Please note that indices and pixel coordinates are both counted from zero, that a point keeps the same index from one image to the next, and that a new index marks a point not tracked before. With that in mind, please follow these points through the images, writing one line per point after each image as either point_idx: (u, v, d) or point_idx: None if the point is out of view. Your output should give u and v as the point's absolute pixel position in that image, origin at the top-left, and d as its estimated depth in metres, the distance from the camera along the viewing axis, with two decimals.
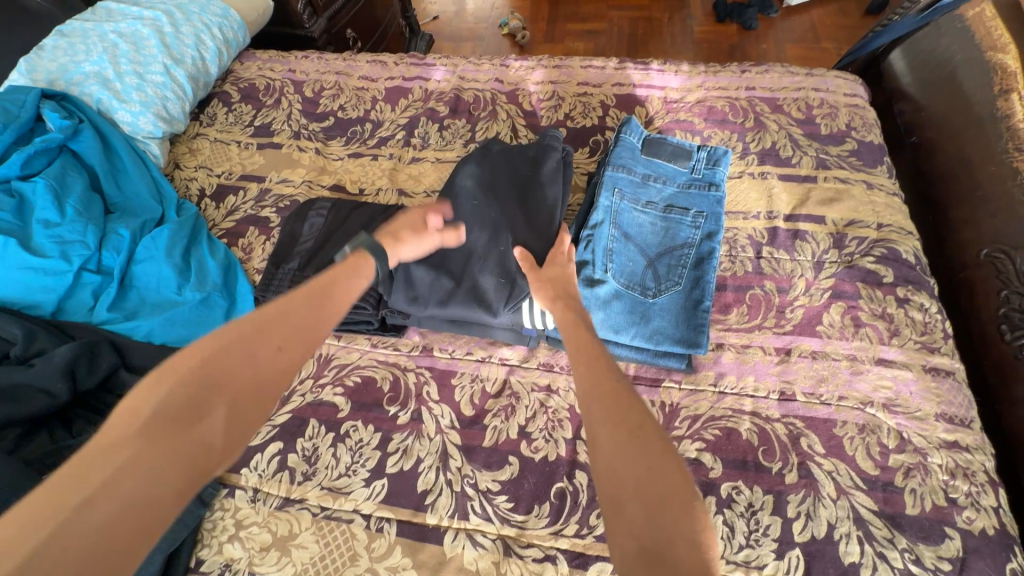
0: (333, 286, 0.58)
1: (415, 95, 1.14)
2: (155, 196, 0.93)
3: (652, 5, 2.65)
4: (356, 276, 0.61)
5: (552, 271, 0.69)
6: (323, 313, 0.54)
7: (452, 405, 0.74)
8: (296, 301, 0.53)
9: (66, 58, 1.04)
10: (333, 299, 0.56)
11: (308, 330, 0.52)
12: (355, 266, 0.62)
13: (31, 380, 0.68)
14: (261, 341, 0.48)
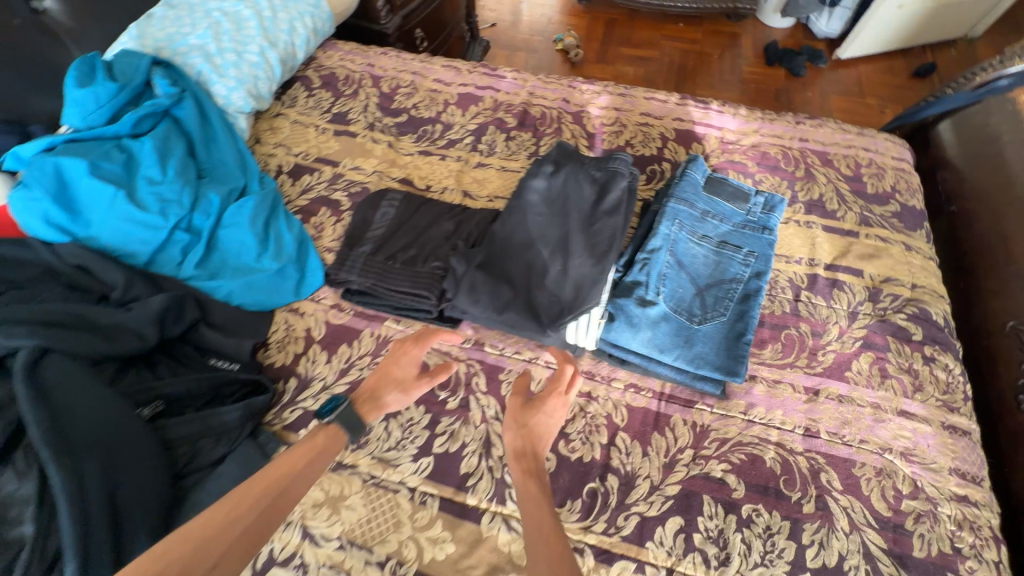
0: (295, 474, 0.60)
1: (486, 103, 1.21)
2: (241, 168, 1.00)
3: (704, 40, 2.73)
4: (323, 455, 0.64)
5: (533, 416, 0.69)
6: (272, 513, 0.56)
7: (498, 398, 0.80)
8: (248, 497, 0.56)
9: (173, 29, 1.12)
10: (285, 494, 0.58)
11: (250, 541, 0.54)
12: (319, 442, 0.64)
13: (131, 323, 0.74)
14: (198, 558, 0.50)
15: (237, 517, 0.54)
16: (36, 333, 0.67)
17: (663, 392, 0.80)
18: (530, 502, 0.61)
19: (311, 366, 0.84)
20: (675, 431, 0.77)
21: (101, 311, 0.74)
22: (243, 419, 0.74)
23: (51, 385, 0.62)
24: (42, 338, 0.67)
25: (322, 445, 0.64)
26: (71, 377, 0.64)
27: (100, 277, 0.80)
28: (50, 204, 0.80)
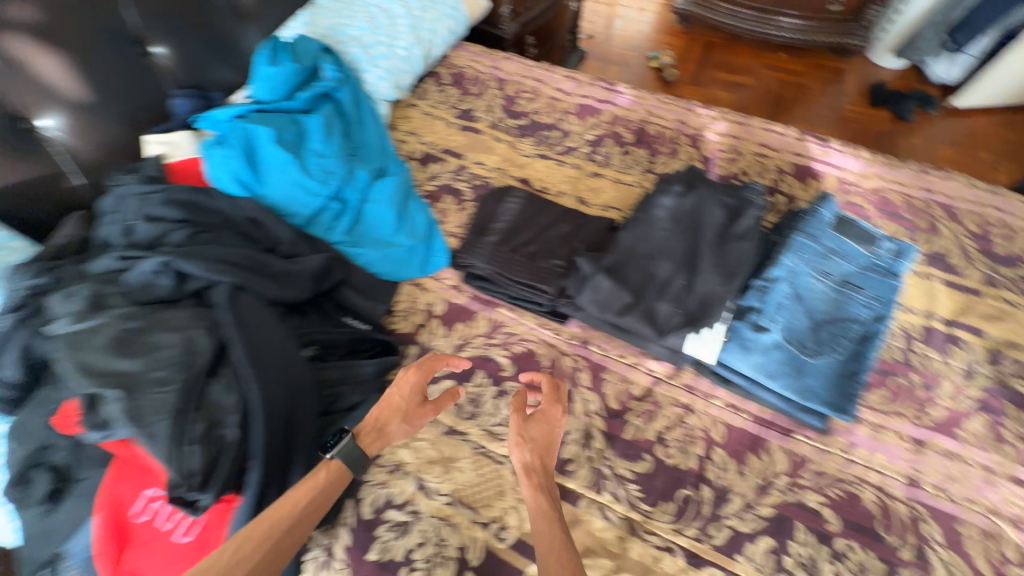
0: (303, 512, 0.61)
1: (603, 116, 1.27)
2: (383, 152, 1.11)
3: (805, 72, 2.67)
4: (327, 494, 0.65)
5: (538, 427, 0.75)
6: (280, 555, 0.58)
7: (600, 395, 0.85)
8: (254, 538, 0.57)
9: (337, 19, 1.25)
10: (293, 533, 0.60)
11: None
12: (323, 479, 0.65)
13: (297, 274, 0.84)
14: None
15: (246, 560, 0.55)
16: (230, 270, 0.77)
17: (761, 416, 0.83)
18: (538, 517, 0.66)
19: (430, 337, 0.92)
20: (772, 456, 0.79)
21: (274, 260, 0.83)
22: (376, 373, 0.83)
23: (246, 317, 0.72)
24: (235, 275, 0.76)
25: (324, 481, 0.65)
26: (259, 314, 0.73)
27: (270, 231, 0.92)
28: (240, 162, 0.92)
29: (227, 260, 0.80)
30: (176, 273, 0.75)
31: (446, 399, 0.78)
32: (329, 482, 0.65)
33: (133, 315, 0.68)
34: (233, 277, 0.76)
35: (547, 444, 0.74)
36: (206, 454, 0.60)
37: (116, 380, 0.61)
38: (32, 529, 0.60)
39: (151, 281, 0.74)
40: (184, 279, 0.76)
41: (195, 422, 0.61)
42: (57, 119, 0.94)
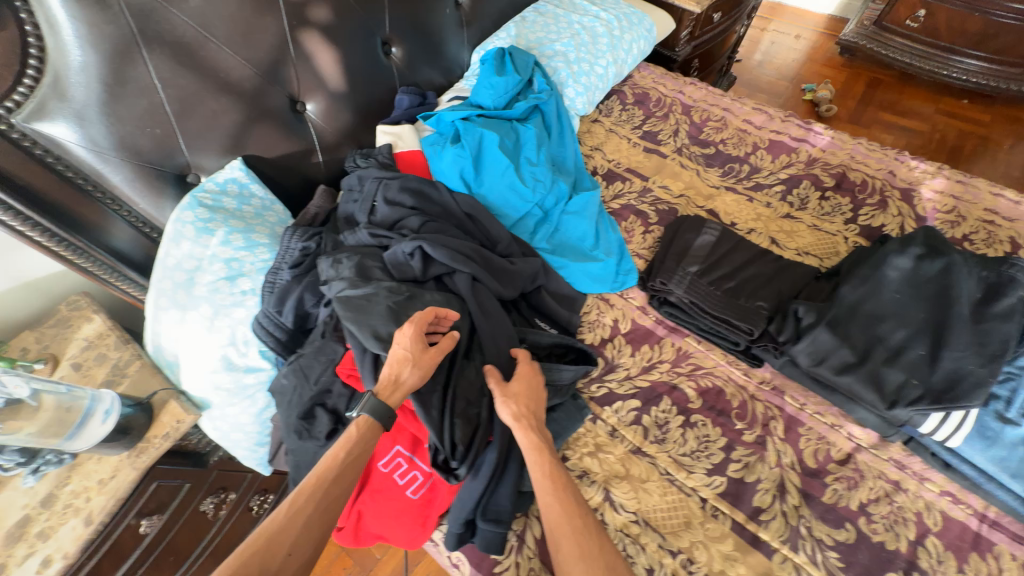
0: (345, 461, 0.62)
1: (798, 156, 1.22)
2: (577, 166, 1.15)
3: (992, 124, 2.36)
4: (365, 447, 0.64)
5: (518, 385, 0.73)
6: (336, 503, 0.60)
7: (795, 449, 0.82)
8: (308, 491, 0.59)
9: (544, 34, 1.32)
10: (341, 481, 0.61)
11: (325, 523, 0.58)
12: (359, 432, 0.64)
13: (516, 271, 0.91)
14: (275, 547, 0.54)
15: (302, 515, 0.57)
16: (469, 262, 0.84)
17: (986, 514, 0.75)
18: (530, 450, 0.67)
19: (616, 353, 0.94)
20: (1002, 562, 0.71)
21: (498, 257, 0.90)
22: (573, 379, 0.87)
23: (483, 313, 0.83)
24: (473, 269, 0.84)
25: (357, 437, 0.64)
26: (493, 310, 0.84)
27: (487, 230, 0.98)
28: (468, 162, 1.01)
29: (461, 250, 0.87)
30: (423, 256, 0.84)
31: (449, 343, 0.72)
32: (367, 434, 0.65)
33: (403, 291, 0.77)
34: (471, 270, 0.84)
35: (522, 398, 0.72)
36: (465, 428, 0.72)
37: None
38: (307, 458, 0.71)
39: (404, 262, 0.83)
40: (428, 263, 0.84)
41: (457, 400, 0.73)
42: (318, 104, 1.09)
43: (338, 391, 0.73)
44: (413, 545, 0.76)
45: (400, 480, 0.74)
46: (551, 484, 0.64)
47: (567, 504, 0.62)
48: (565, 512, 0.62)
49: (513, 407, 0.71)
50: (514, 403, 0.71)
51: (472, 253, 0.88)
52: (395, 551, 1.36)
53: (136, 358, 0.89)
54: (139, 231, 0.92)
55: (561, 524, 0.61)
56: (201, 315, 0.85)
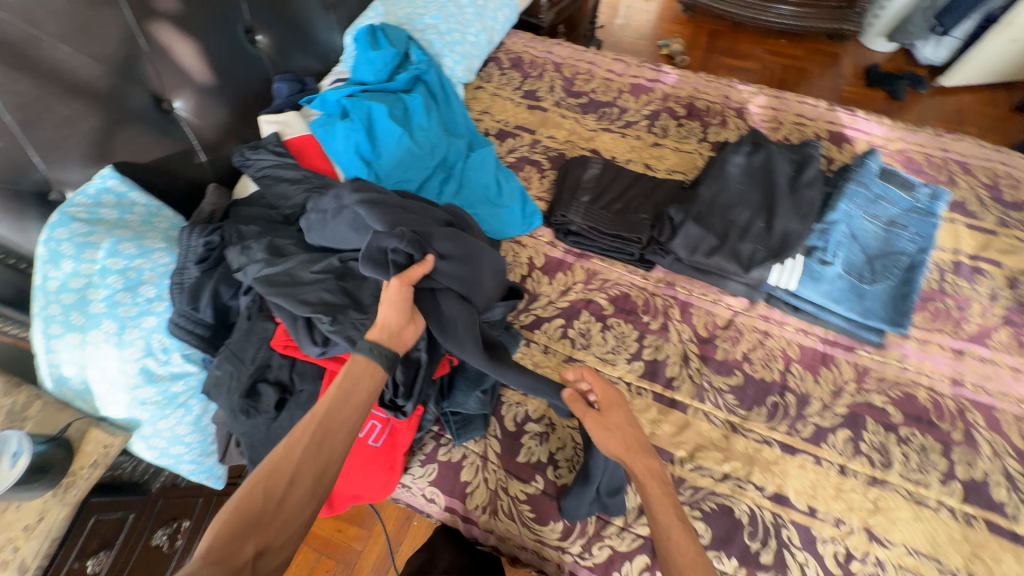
0: (339, 394, 0.62)
1: (655, 94, 1.41)
2: (467, 128, 1.22)
3: (805, 57, 2.85)
4: (361, 383, 0.64)
5: (614, 416, 0.73)
6: (331, 432, 0.59)
7: (690, 325, 1.00)
8: (305, 427, 0.59)
9: (411, 10, 1.37)
10: (336, 414, 0.61)
11: (325, 451, 0.58)
12: (352, 370, 0.65)
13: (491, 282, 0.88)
14: (278, 476, 0.55)
15: (298, 447, 0.57)
16: (459, 279, 0.81)
17: (827, 337, 0.98)
18: (652, 501, 0.64)
19: (536, 285, 1.05)
20: (838, 368, 0.94)
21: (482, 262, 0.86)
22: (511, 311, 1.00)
23: (477, 346, 0.78)
24: (457, 287, 0.81)
25: (349, 372, 0.64)
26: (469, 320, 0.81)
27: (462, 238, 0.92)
28: (362, 136, 1.05)
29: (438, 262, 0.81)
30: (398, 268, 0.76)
31: (417, 270, 0.75)
32: (360, 370, 0.65)
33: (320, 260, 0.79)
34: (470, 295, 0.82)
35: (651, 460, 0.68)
36: (406, 369, 0.77)
37: (330, 308, 0.72)
38: (260, 434, 0.73)
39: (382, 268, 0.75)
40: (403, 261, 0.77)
41: None
42: (187, 101, 1.04)
43: (278, 363, 0.75)
44: (386, 492, 0.82)
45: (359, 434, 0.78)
46: (685, 547, 0.59)
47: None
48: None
49: (638, 456, 0.68)
50: (625, 447, 0.69)
51: (462, 262, 0.83)
52: (375, 537, 1.39)
53: (35, 399, 0.81)
54: (2, 264, 0.83)
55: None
56: (102, 333, 0.80)
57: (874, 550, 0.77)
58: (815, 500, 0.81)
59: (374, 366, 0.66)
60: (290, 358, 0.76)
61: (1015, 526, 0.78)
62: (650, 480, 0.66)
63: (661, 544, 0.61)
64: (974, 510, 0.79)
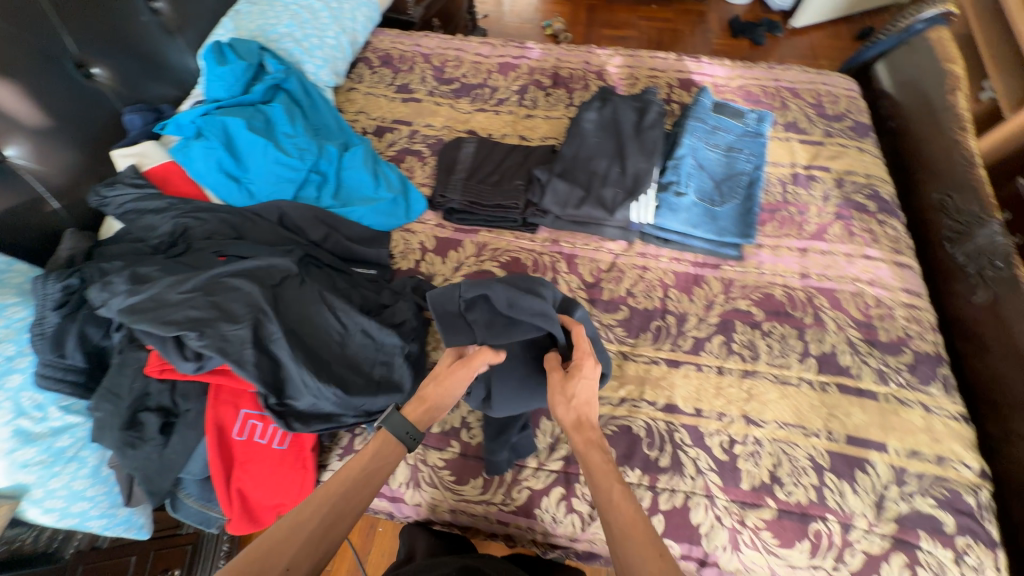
0: (361, 476, 0.68)
1: (522, 70, 1.47)
2: (342, 128, 1.23)
3: (676, 18, 3.05)
4: (381, 465, 0.70)
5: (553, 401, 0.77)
6: (343, 517, 0.64)
7: (577, 274, 1.07)
8: (315, 504, 0.64)
9: (262, 20, 1.34)
10: (353, 497, 0.66)
11: (331, 537, 0.62)
12: (380, 446, 0.71)
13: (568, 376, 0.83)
14: (282, 551, 0.59)
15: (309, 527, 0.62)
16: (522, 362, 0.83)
17: (697, 261, 1.08)
18: (595, 472, 0.70)
19: (430, 266, 1.09)
20: (708, 285, 1.05)
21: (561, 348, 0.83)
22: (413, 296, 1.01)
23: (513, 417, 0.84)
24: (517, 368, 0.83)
25: (377, 451, 0.71)
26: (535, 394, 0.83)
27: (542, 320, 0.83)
28: (223, 152, 1.04)
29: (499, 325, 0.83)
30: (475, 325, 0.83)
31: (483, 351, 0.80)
32: (389, 450, 0.72)
33: (188, 278, 0.78)
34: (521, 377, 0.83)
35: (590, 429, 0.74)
36: (274, 367, 0.76)
37: (198, 323, 0.73)
38: (153, 464, 0.71)
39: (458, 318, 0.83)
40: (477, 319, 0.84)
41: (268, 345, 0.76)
42: (21, 147, 0.95)
43: (157, 389, 0.74)
44: (307, 490, 0.81)
45: (262, 440, 0.78)
46: (626, 510, 0.64)
47: (647, 535, 0.61)
48: (644, 542, 0.61)
49: (577, 431, 0.74)
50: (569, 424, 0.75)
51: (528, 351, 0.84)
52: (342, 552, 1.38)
53: None
54: None
55: (643, 553, 0.59)
56: None
57: (752, 431, 0.87)
58: (700, 402, 0.91)
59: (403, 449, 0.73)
60: (172, 381, 0.75)
61: (859, 383, 0.91)
62: (599, 457, 0.71)
63: (606, 511, 0.65)
64: (828, 378, 0.92)
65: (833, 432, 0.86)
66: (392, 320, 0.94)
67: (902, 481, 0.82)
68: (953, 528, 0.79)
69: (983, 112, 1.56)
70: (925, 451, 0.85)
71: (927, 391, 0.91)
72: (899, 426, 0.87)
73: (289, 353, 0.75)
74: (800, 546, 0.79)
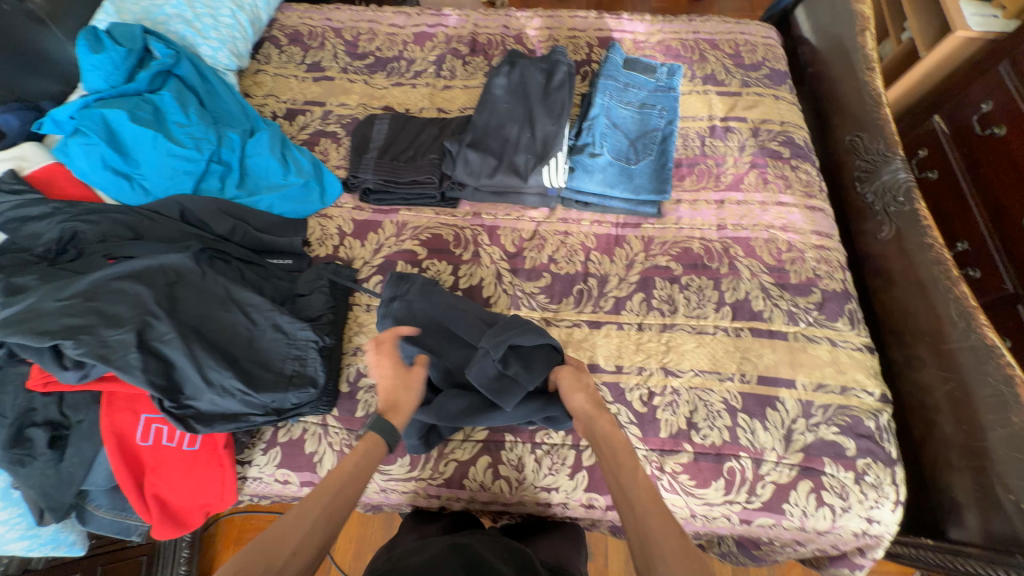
0: (350, 475, 0.65)
1: (439, 39, 1.40)
2: (245, 113, 1.16)
3: None
4: (367, 464, 0.68)
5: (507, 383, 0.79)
6: (337, 513, 0.62)
7: (499, 245, 1.05)
8: (312, 501, 0.61)
9: (146, 2, 1.24)
10: (346, 492, 0.63)
11: (328, 531, 0.60)
12: (367, 445, 0.69)
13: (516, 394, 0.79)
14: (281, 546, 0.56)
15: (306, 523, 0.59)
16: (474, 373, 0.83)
17: (618, 222, 1.08)
18: (615, 447, 0.71)
19: (349, 250, 1.05)
20: (629, 245, 1.05)
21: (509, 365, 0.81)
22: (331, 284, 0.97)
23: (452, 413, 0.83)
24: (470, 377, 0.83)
25: (366, 449, 0.69)
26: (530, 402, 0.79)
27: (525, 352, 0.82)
28: (107, 148, 0.98)
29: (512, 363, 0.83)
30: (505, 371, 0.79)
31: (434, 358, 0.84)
32: (376, 447, 0.69)
33: (66, 284, 0.74)
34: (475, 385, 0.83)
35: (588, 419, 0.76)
36: (165, 369, 0.73)
37: (74, 331, 0.69)
38: (49, 480, 0.69)
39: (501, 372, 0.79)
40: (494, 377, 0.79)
41: (156, 348, 0.73)
42: None
43: (42, 402, 0.71)
44: (230, 488, 0.80)
45: (171, 443, 0.76)
46: (643, 483, 0.65)
47: (663, 512, 0.61)
48: (662, 516, 0.61)
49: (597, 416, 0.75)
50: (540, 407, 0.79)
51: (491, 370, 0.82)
52: None
53: None
54: None
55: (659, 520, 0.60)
56: None
57: (669, 381, 0.90)
58: (620, 359, 0.92)
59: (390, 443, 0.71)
60: (59, 393, 0.72)
61: (770, 326, 0.94)
62: (620, 440, 0.72)
63: (626, 486, 0.65)
64: (741, 324, 0.95)
65: (745, 374, 0.90)
66: (306, 310, 0.92)
67: (809, 413, 0.86)
68: (854, 451, 0.84)
69: (903, 52, 1.57)
70: (831, 382, 0.89)
71: (834, 327, 0.94)
72: (806, 362, 0.91)
73: (180, 353, 0.73)
74: (716, 484, 0.83)
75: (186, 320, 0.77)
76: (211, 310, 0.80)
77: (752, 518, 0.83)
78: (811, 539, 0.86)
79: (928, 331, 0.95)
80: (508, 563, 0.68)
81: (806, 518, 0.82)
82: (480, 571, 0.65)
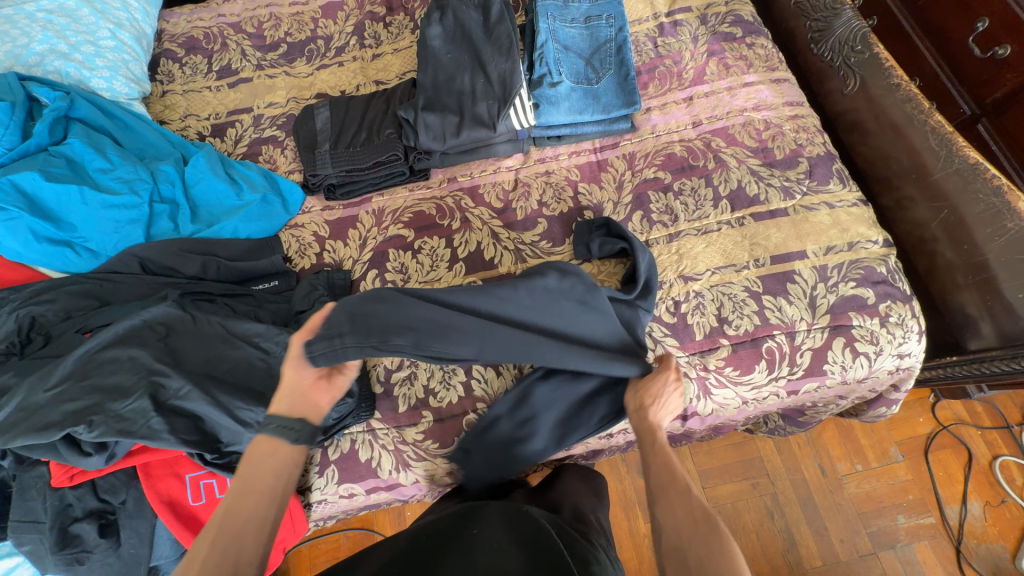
0: (247, 483, 0.57)
1: (350, 6, 1.27)
2: (170, 141, 1.05)
3: None
4: (261, 471, 0.58)
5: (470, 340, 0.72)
6: (240, 533, 0.53)
7: (486, 205, 1.01)
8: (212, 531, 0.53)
9: (8, 45, 1.06)
10: (247, 502, 0.56)
11: (236, 555, 0.52)
12: (254, 452, 0.59)
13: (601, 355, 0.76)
14: None
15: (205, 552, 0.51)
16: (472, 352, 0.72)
17: (596, 147, 1.05)
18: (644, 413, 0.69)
19: (335, 253, 0.99)
20: (613, 167, 1.02)
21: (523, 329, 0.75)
22: (328, 291, 0.93)
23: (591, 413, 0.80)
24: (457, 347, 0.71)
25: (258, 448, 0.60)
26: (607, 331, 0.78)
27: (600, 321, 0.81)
28: (31, 218, 0.86)
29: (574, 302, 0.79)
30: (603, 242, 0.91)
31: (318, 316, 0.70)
32: (265, 445, 0.60)
33: (52, 370, 0.68)
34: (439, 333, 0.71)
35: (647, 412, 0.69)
36: (193, 425, 0.68)
37: (83, 414, 0.64)
38: (115, 567, 0.67)
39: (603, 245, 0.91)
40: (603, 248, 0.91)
41: (178, 406, 0.68)
42: None
43: (76, 496, 0.66)
44: (299, 518, 0.82)
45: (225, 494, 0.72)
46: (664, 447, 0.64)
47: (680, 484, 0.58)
48: (672, 482, 0.59)
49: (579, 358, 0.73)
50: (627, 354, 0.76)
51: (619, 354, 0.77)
52: None
53: None
54: None
55: (682, 515, 0.55)
56: None
57: (691, 287, 0.90)
58: None
59: (282, 439, 0.60)
60: (89, 481, 0.67)
61: (769, 207, 0.95)
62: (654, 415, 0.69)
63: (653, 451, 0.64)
64: (742, 213, 0.95)
65: (759, 258, 0.91)
66: None
67: (826, 277, 0.89)
68: (875, 298, 0.87)
69: None
70: (838, 243, 0.91)
71: (828, 190, 0.96)
72: (811, 231, 0.92)
73: (202, 404, 0.69)
74: (759, 367, 0.86)
75: (196, 369, 0.72)
76: (217, 351, 0.74)
77: (798, 387, 0.88)
78: (850, 391, 0.92)
79: (912, 170, 0.98)
80: (520, 523, 0.66)
81: (847, 372, 0.86)
82: (495, 528, 0.66)
